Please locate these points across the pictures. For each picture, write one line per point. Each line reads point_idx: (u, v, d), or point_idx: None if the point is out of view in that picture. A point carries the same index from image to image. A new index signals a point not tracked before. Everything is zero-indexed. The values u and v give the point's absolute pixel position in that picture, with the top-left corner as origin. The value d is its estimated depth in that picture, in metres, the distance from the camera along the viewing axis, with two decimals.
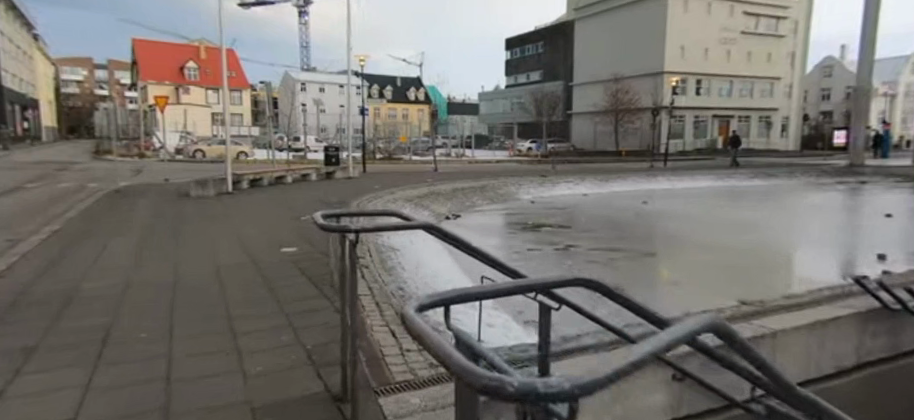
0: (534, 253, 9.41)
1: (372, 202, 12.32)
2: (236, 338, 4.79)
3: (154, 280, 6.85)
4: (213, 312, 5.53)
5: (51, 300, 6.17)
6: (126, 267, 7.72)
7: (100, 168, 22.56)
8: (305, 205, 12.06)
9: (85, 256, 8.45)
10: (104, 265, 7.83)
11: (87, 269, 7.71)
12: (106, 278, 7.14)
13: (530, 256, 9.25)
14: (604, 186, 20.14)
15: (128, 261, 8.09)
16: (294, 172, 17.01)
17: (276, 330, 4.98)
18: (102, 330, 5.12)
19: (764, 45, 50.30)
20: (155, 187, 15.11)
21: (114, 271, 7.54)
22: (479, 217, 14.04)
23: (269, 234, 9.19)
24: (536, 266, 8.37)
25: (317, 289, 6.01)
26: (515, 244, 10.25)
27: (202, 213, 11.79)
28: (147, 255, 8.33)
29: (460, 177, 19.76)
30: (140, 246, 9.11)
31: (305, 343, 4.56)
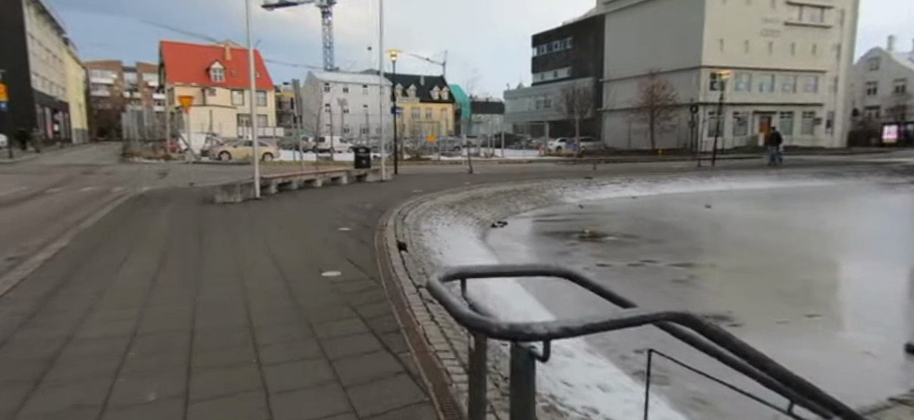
0: (608, 272, 8.11)
1: (413, 209, 11.10)
2: (271, 399, 3.19)
3: (175, 301, 5.46)
4: (244, 349, 4.01)
5: (53, 327, 4.78)
6: (143, 278, 6.59)
7: (123, 172, 21.78)
8: (341, 211, 10.92)
9: (100, 267, 7.37)
10: (120, 277, 6.73)
11: (101, 280, 6.62)
12: (120, 291, 6.02)
13: (605, 275, 7.95)
14: (655, 187, 18.69)
15: (148, 276, 6.75)
16: (325, 175, 15.93)
17: (324, 384, 3.39)
18: (105, 378, 3.61)
19: (807, 37, 48.43)
20: (178, 192, 14.12)
21: (131, 287, 6.20)
22: (528, 224, 12.78)
23: (305, 243, 8.06)
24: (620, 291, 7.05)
25: (367, 318, 4.49)
26: (581, 258, 8.96)
27: (231, 220, 10.71)
28: (169, 266, 7.22)
29: (499, 179, 18.52)
30: (163, 255, 8.03)
31: (365, 411, 3.00)
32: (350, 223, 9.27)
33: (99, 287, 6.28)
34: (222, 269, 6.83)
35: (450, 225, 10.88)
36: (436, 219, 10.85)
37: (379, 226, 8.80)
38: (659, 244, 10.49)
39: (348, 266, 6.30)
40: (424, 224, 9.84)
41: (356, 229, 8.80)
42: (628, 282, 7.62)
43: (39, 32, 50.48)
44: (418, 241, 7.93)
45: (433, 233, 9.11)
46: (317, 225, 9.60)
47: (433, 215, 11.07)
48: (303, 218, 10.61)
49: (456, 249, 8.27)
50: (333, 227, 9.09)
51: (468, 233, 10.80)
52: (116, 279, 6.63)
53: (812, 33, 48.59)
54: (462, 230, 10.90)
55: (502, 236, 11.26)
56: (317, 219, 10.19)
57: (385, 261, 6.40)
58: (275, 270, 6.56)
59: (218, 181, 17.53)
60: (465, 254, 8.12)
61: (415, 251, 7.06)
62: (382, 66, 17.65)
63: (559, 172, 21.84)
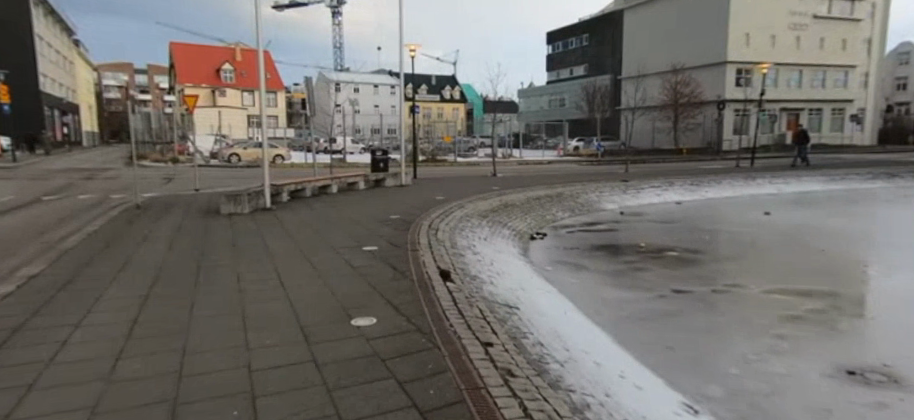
0: (692, 302, 6.64)
1: (442, 221, 9.65)
2: None
3: (156, 348, 3.95)
4: None
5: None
6: (127, 305, 5.14)
7: (127, 176, 20.58)
8: (363, 224, 9.50)
9: (76, 288, 5.91)
10: (97, 303, 5.28)
11: (73, 307, 5.15)
12: (87, 326, 4.55)
13: (692, 306, 6.48)
14: (698, 191, 17.22)
15: (130, 303, 5.25)
16: (340, 179, 14.58)
17: None
18: None
19: (836, 31, 46.88)
20: (181, 200, 12.79)
21: (104, 319, 4.71)
22: (570, 234, 11.39)
23: (323, 264, 6.57)
24: (720, 331, 5.65)
25: (427, 403, 2.97)
26: (653, 282, 7.50)
27: (238, 234, 9.26)
28: (160, 288, 5.77)
29: (530, 182, 17.16)
30: (157, 275, 6.58)
31: None
32: (374, 240, 7.84)
33: (65, 317, 4.80)
34: (221, 295, 5.36)
35: (486, 239, 9.46)
36: (470, 233, 9.42)
37: (410, 244, 7.26)
38: (732, 262, 9.04)
39: (379, 300, 4.81)
40: (458, 239, 8.40)
41: (383, 245, 7.32)
42: (729, 317, 6.12)
43: (49, 33, 49.54)
44: (459, 264, 6.45)
45: (473, 251, 7.67)
46: (334, 240, 8.14)
47: (467, 228, 9.69)
48: (319, 231, 9.18)
49: (504, 274, 6.70)
50: (354, 244, 7.63)
51: (507, 248, 9.36)
52: (92, 305, 5.18)
53: (843, 26, 47.07)
54: (500, 244, 9.46)
55: (544, 250, 9.87)
56: (334, 235, 8.72)
57: (430, 298, 4.86)
58: (286, 299, 5.08)
59: (227, 186, 16.31)
60: (515, 279, 6.65)
61: (461, 281, 5.58)
62: (403, 62, 16.27)
63: (589, 174, 20.42)
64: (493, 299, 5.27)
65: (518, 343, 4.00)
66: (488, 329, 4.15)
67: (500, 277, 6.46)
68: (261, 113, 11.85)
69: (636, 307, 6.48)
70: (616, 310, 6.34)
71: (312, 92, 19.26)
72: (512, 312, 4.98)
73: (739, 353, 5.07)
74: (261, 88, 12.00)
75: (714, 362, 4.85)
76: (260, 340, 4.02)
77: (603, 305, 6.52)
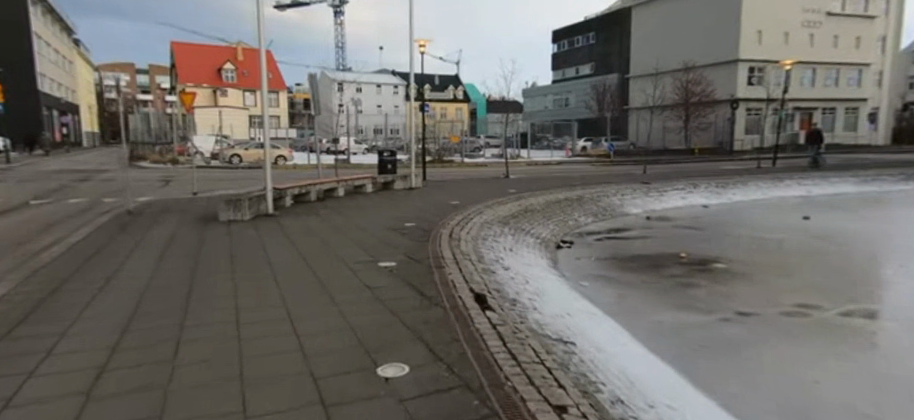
0: (767, 329, 5.75)
1: (463, 229, 8.73)
2: None
3: (133, 410, 3.03)
4: None
5: None
6: (101, 337, 4.19)
7: (124, 178, 19.71)
8: (374, 232, 8.63)
9: (44, 311, 4.97)
10: (65, 332, 4.34)
11: (33, 338, 4.21)
12: (45, 368, 3.62)
13: (768, 336, 5.58)
14: (725, 193, 16.34)
15: (105, 332, 4.31)
16: (346, 182, 13.64)
17: None
18: None
19: (850, 28, 46.05)
20: (177, 205, 11.86)
21: (69, 358, 3.79)
22: (599, 242, 10.50)
23: (334, 281, 5.64)
24: (820, 371, 4.74)
25: None
26: (712, 303, 6.62)
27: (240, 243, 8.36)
28: (144, 311, 4.84)
29: (547, 184, 16.27)
30: (141, 293, 5.64)
31: None
32: (391, 251, 6.95)
33: (18, 355, 3.85)
34: (213, 325, 4.40)
35: (511, 249, 8.55)
36: (493, 242, 8.51)
37: (434, 259, 6.32)
38: (789, 276, 8.15)
39: (409, 336, 3.91)
40: (483, 250, 7.53)
41: (402, 259, 6.42)
42: (816, 349, 5.23)
43: (48, 32, 48.78)
44: (493, 285, 5.54)
45: (504, 266, 6.77)
46: (347, 252, 7.25)
47: (490, 237, 8.80)
48: (329, 239, 8.30)
49: (545, 296, 5.75)
50: (370, 257, 6.75)
51: (534, 259, 8.46)
52: (56, 336, 4.23)
53: (857, 24, 46.24)
54: (527, 255, 8.55)
55: (575, 261, 8.98)
56: (345, 245, 7.82)
57: (473, 334, 3.95)
58: (294, 332, 4.16)
59: (227, 189, 15.43)
60: (556, 302, 5.74)
61: (501, 309, 4.67)
62: (414, 57, 15.41)
63: (605, 175, 19.55)
64: (544, 332, 4.36)
65: (595, 404, 3.13)
66: (556, 383, 3.25)
67: (541, 300, 5.53)
68: (264, 107, 10.87)
69: (702, 335, 5.60)
70: (682, 340, 5.43)
71: (316, 90, 18.12)
72: (571, 350, 4.06)
73: (855, 403, 4.13)
74: (263, 84, 11.09)
75: (820, 413, 3.97)
76: (261, 399, 3.09)
77: (663, 333, 5.62)
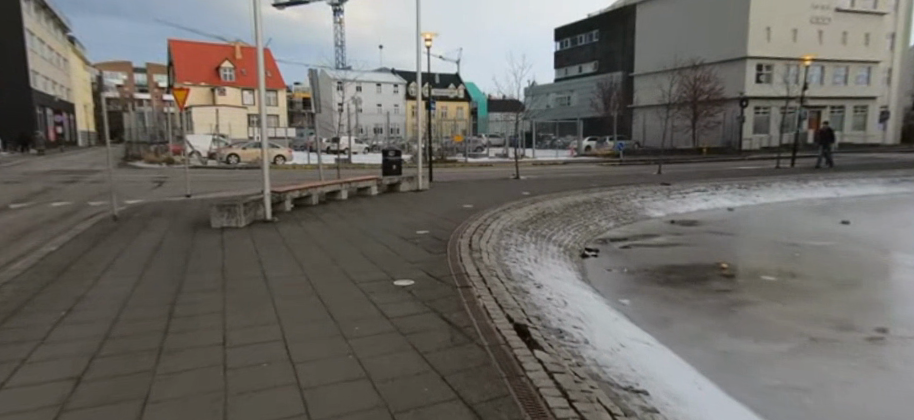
0: (856, 362, 4.91)
1: (482, 237, 7.84)
2: None
3: None
4: None
5: None
6: (52, 385, 3.27)
7: (115, 180, 18.76)
8: (386, 240, 7.77)
9: None
10: (5, 375, 3.41)
11: None
12: None
13: (861, 371, 4.73)
14: (749, 195, 15.52)
15: (61, 375, 3.41)
16: (349, 184, 12.76)
17: None
18: None
19: (859, 24, 45.36)
20: (168, 209, 10.93)
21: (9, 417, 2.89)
22: (627, 249, 9.65)
23: (344, 304, 4.72)
24: None
25: None
26: (780, 325, 5.81)
27: (235, 252, 7.44)
28: (114, 344, 3.92)
29: (561, 186, 15.43)
30: (113, 315, 4.75)
31: None
32: (406, 266, 6.04)
33: None
34: (198, 366, 3.51)
35: (536, 259, 7.67)
36: (516, 253, 7.61)
37: (458, 277, 5.41)
38: (849, 289, 7.39)
39: (449, 392, 3.01)
40: (508, 264, 6.66)
41: (421, 276, 5.52)
42: None
43: (41, 29, 47.68)
44: (530, 310, 4.66)
45: (535, 284, 5.88)
46: (354, 264, 6.37)
47: (511, 246, 7.92)
48: (336, 248, 7.43)
49: (593, 323, 4.85)
50: (383, 271, 5.86)
51: (561, 270, 7.59)
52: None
53: (866, 20, 45.55)
54: (553, 266, 7.66)
55: (607, 271, 8.12)
56: (353, 254, 6.96)
57: (529, 386, 3.07)
58: (298, 378, 3.27)
59: (223, 191, 14.53)
60: (605, 329, 4.85)
61: (551, 346, 3.77)
62: (421, 50, 14.57)
63: (620, 176, 18.68)
64: (608, 379, 3.47)
65: None
66: None
67: (587, 328, 4.65)
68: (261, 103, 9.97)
69: (782, 370, 4.75)
70: (764, 377, 4.54)
71: (316, 87, 17.13)
72: (650, 409, 3.19)
73: None
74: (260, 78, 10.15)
75: None
76: None
77: (736, 367, 4.76)
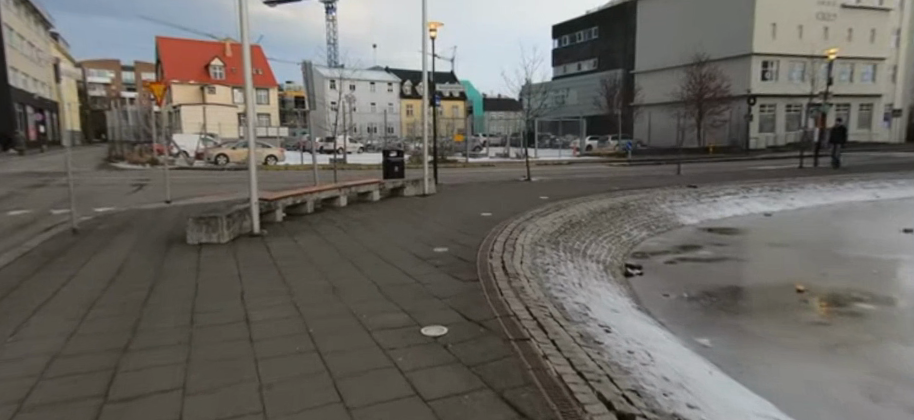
0: None
1: (516, 258, 6.49)
2: None
3: None
4: None
5: None
6: None
7: (91, 183, 17.24)
8: (400, 260, 6.43)
9: None
10: None
11: None
12: None
13: None
14: (782, 198, 14.31)
15: None
16: (349, 188, 11.38)
17: None
18: None
19: (864, 20, 44.44)
20: (141, 219, 9.50)
21: None
22: (674, 266, 8.37)
23: (362, 369, 3.36)
24: None
25: None
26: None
27: (216, 273, 6.05)
28: None
29: (580, 189, 14.15)
30: (31, 384, 3.35)
31: None
32: (434, 303, 4.65)
33: None
34: None
35: (581, 282, 6.35)
36: (559, 277, 6.25)
37: (508, 324, 4.04)
38: None
39: None
40: (555, 294, 5.34)
41: (457, 320, 4.18)
42: None
43: (21, 24, 45.67)
44: (619, 378, 3.32)
45: (600, 326, 4.52)
46: (365, 294, 5.01)
47: (549, 266, 6.60)
48: (341, 268, 6.08)
49: (707, 395, 3.49)
50: (404, 310, 4.51)
51: (612, 295, 6.28)
52: None
53: (871, 17, 44.63)
54: (602, 291, 6.33)
55: (663, 296, 6.81)
56: (362, 277, 5.62)
57: None
58: None
59: (207, 196, 13.09)
60: (719, 400, 3.54)
61: None
62: (426, 41, 13.15)
63: (637, 178, 17.45)
64: None
65: None
66: None
67: (702, 404, 3.33)
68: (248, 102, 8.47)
69: None
70: None
71: (309, 81, 15.60)
72: None
73: None
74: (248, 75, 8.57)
75: None
76: None
77: None
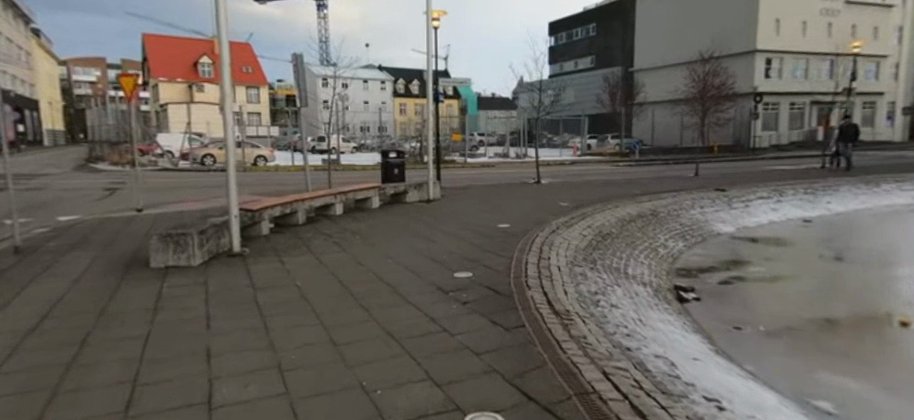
0: None
1: (559, 288, 5.20)
2: None
3: None
4: None
5: None
6: None
7: (60, 186, 15.72)
8: (413, 289, 5.10)
9: None
10: None
11: None
12: None
13: None
14: (818, 202, 13.18)
15: None
16: (345, 195, 10.06)
17: None
18: None
19: (867, 17, 43.56)
20: (104, 234, 8.07)
21: None
22: (732, 289, 7.13)
23: None
24: None
25: None
26: None
27: (178, 304, 4.68)
28: None
29: (599, 193, 12.88)
30: None
31: None
32: (479, 368, 3.31)
33: None
34: None
35: (641, 319, 5.07)
36: (616, 313, 4.96)
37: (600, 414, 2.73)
38: None
39: None
40: (624, 343, 4.07)
41: (516, 403, 2.87)
42: None
43: None
44: None
45: (709, 400, 3.24)
46: (376, 347, 3.66)
47: (599, 297, 5.31)
48: (340, 302, 4.72)
49: None
50: (433, 379, 3.17)
51: (681, 334, 5.01)
52: None
53: (874, 13, 43.76)
54: (669, 330, 5.05)
55: (737, 331, 5.58)
56: (370, 318, 4.27)
57: None
58: None
59: (184, 202, 11.66)
60: None
61: None
62: (431, 30, 11.83)
63: (655, 180, 16.27)
64: None
65: None
66: None
67: None
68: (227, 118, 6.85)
69: None
70: None
71: (301, 75, 14.19)
72: None
73: None
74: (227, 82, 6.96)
75: None
76: None
77: None
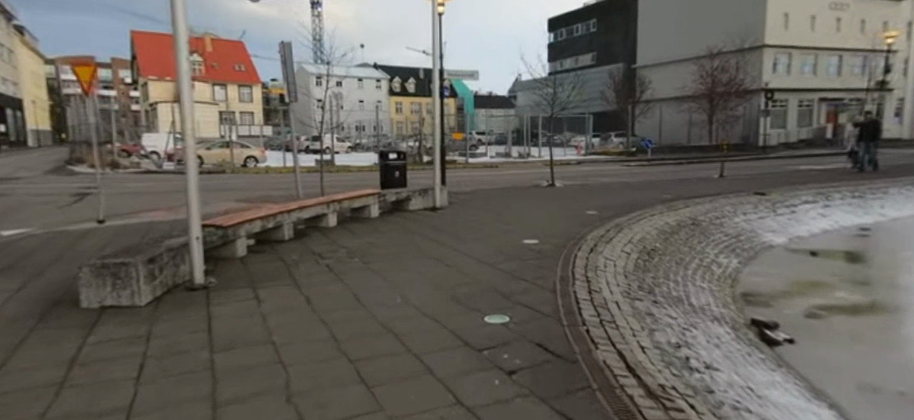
0: None
1: (640, 345, 3.74)
2: None
3: None
4: None
5: None
6: None
7: (26, 191, 14.26)
8: (434, 345, 3.67)
9: None
10: None
11: None
12: None
13: None
14: (867, 206, 11.87)
15: None
16: (339, 203, 8.58)
17: None
18: None
19: (877, 12, 42.28)
20: (45, 255, 6.61)
21: None
22: (824, 324, 5.72)
23: None
24: None
25: None
26: None
27: (95, 377, 3.24)
28: None
29: (627, 197, 11.51)
30: None
31: None
32: None
33: None
34: None
35: (751, 386, 3.68)
36: (723, 383, 3.53)
37: None
38: None
39: None
40: None
41: None
42: None
43: None
44: None
45: None
46: None
47: (688, 354, 3.89)
48: (330, 371, 3.28)
49: None
50: None
51: (811, 409, 3.60)
52: None
53: (884, 8, 42.50)
54: (794, 403, 3.63)
55: (868, 394, 4.16)
56: (377, 405, 2.84)
57: None
58: None
59: (155, 212, 10.16)
60: None
61: None
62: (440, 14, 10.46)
63: (679, 181, 14.98)
64: None
65: None
66: None
67: None
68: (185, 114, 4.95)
69: None
70: None
71: (290, 66, 12.71)
72: None
73: None
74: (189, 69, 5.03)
75: None
76: None
77: None
